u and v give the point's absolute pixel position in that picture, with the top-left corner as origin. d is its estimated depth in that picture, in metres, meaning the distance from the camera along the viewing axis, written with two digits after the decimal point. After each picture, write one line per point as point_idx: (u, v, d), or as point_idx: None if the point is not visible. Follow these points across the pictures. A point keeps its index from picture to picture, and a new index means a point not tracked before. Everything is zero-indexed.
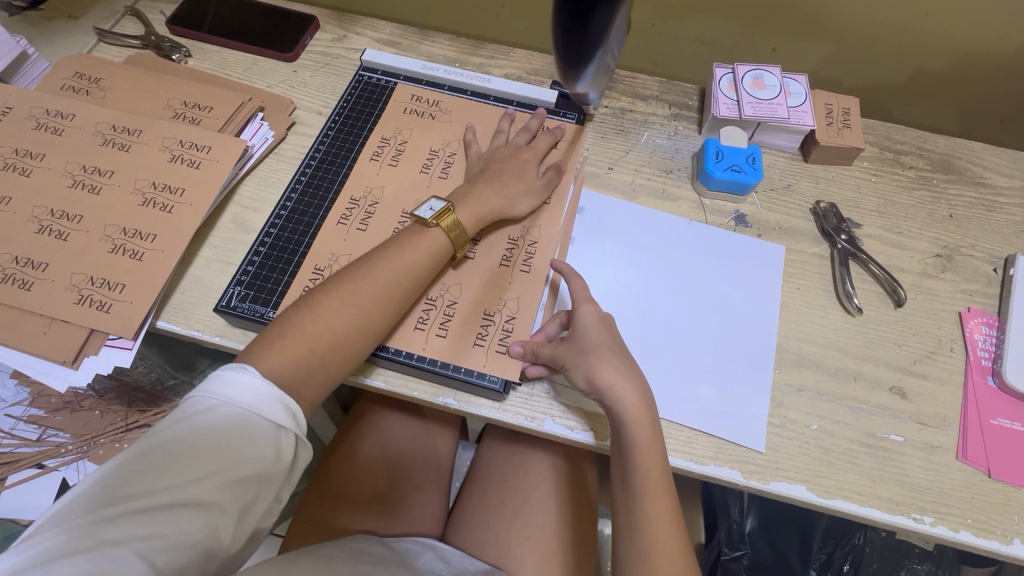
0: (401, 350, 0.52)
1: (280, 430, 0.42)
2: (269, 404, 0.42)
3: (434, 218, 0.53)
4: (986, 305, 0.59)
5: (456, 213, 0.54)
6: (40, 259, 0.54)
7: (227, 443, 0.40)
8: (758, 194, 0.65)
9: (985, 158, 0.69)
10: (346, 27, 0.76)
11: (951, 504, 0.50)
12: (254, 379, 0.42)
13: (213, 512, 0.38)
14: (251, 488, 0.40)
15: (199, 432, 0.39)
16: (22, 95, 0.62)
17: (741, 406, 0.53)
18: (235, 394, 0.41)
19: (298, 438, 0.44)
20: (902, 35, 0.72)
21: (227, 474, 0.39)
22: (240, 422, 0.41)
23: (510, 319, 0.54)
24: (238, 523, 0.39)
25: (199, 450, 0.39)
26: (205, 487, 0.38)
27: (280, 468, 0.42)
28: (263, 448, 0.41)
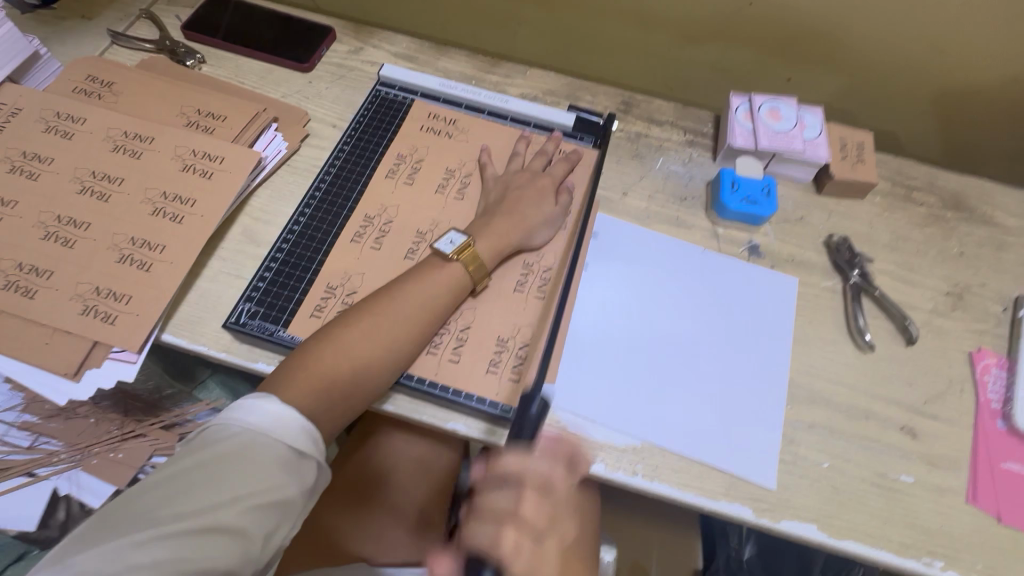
0: (421, 379, 0.51)
1: (302, 457, 0.42)
2: (292, 432, 0.41)
3: (455, 253, 0.53)
4: (995, 345, 0.59)
5: (474, 246, 0.54)
6: (45, 267, 0.53)
7: (249, 471, 0.39)
8: (771, 225, 0.65)
9: (994, 197, 0.69)
10: (362, 39, 0.75)
11: (961, 549, 0.49)
12: (277, 405, 0.42)
13: (238, 540, 0.38)
14: (274, 515, 0.40)
15: (224, 458, 0.39)
16: (32, 97, 0.61)
17: (753, 441, 0.52)
18: (260, 420, 0.41)
19: (320, 464, 0.43)
20: (915, 72, 0.73)
21: (250, 501, 0.39)
22: (263, 450, 0.40)
23: (523, 346, 0.53)
24: (260, 548, 0.39)
25: (224, 476, 0.38)
26: (231, 514, 0.38)
27: (300, 495, 0.41)
28: (286, 476, 0.40)
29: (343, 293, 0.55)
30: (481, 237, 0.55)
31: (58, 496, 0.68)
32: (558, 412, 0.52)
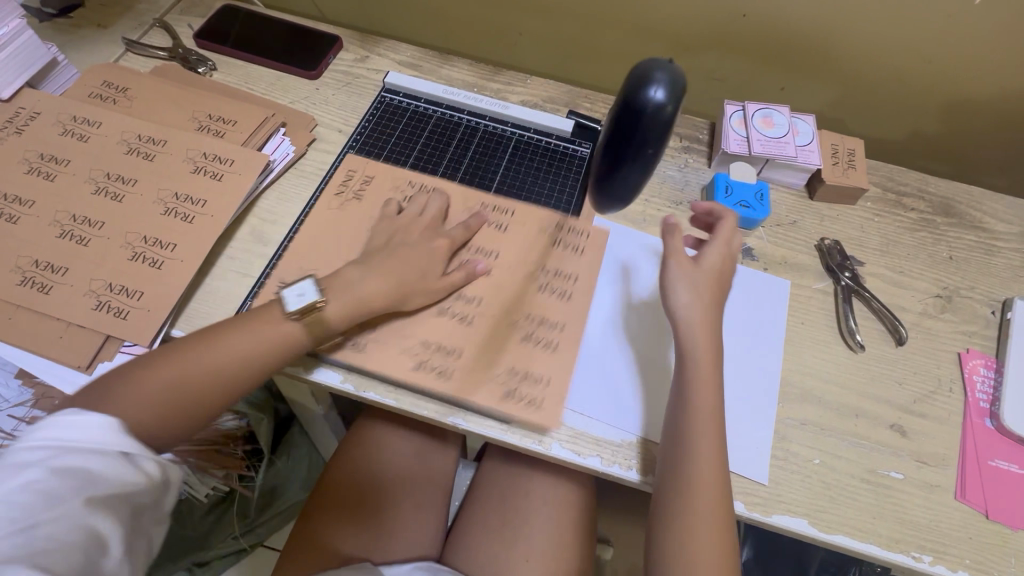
0: (395, 369, 0.53)
1: (139, 459, 0.42)
2: (108, 434, 0.40)
3: (298, 311, 0.51)
4: (984, 347, 0.61)
5: (323, 307, 0.52)
6: (61, 264, 0.54)
7: (76, 479, 0.38)
8: (764, 229, 0.66)
9: (983, 203, 0.71)
10: (368, 48, 0.78)
11: (950, 544, 0.50)
12: (82, 416, 0.40)
13: (86, 543, 0.37)
14: (118, 515, 0.39)
15: (42, 475, 0.37)
16: (50, 101, 0.63)
17: (746, 436, 0.54)
18: (81, 430, 0.40)
19: (159, 460, 0.43)
20: (906, 82, 0.75)
21: (88, 502, 0.38)
22: (93, 457, 0.39)
23: (544, 341, 0.56)
24: (120, 544, 0.39)
25: (55, 491, 0.37)
26: (72, 522, 0.37)
27: (143, 488, 0.41)
28: (126, 475, 0.40)
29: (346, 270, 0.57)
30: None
31: None
32: (557, 407, 0.54)
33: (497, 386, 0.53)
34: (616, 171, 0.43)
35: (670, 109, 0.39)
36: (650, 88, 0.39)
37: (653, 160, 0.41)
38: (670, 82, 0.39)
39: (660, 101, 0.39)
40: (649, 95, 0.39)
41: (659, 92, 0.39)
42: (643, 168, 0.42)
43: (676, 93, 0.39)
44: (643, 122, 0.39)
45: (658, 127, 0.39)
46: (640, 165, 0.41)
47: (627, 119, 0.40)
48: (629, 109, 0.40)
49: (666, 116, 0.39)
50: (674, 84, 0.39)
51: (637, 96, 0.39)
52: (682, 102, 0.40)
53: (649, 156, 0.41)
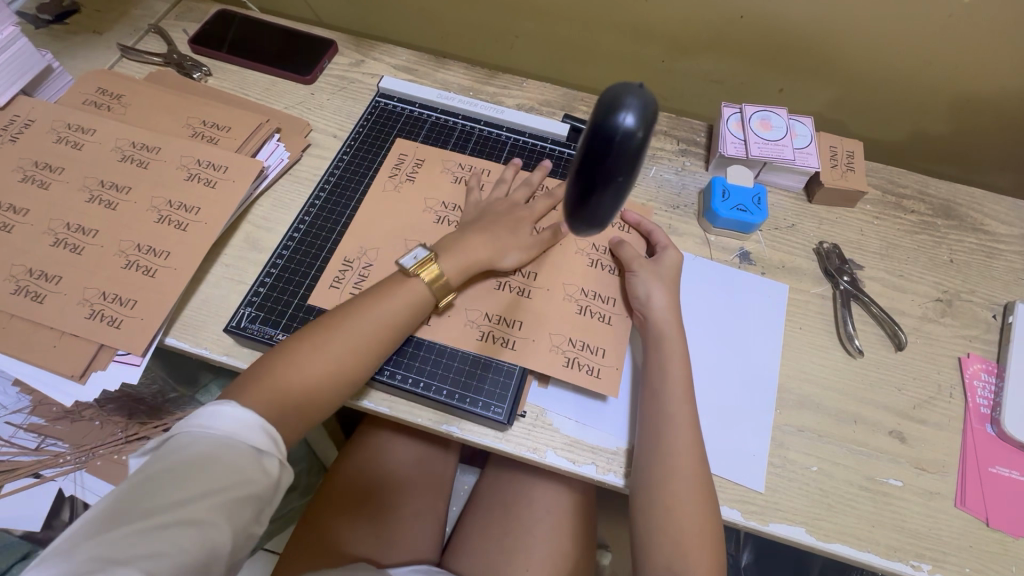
0: (455, 343, 0.54)
1: (265, 457, 0.42)
2: (250, 430, 0.42)
3: (416, 268, 0.53)
4: (985, 351, 0.60)
5: (439, 263, 0.53)
6: (54, 273, 0.54)
7: (214, 469, 0.40)
8: (762, 233, 0.66)
9: (985, 205, 0.70)
10: (363, 52, 0.77)
11: (950, 552, 0.50)
12: (235, 408, 0.42)
13: (205, 533, 0.38)
14: (243, 510, 0.40)
15: (183, 458, 0.40)
16: (45, 109, 0.63)
17: (743, 443, 0.53)
18: (223, 422, 0.42)
19: (283, 461, 0.44)
20: (905, 82, 0.74)
21: (218, 496, 0.39)
22: (226, 450, 0.41)
23: (601, 312, 0.57)
24: (231, 544, 0.40)
25: (189, 478, 0.39)
26: (195, 509, 0.38)
27: (266, 491, 0.42)
28: (250, 473, 0.41)
29: (360, 266, 0.58)
30: (474, 244, 0.56)
31: (63, 497, 0.69)
32: (551, 414, 0.53)
33: (560, 354, 0.54)
34: (576, 216, 0.32)
35: (642, 135, 0.28)
36: (616, 110, 0.28)
37: (620, 201, 0.31)
38: (640, 100, 0.28)
39: (631, 126, 0.28)
40: (614, 119, 0.28)
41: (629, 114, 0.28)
42: (610, 211, 0.31)
43: (648, 116, 0.28)
44: (609, 155, 0.28)
45: (629, 161, 0.29)
46: (604, 208, 0.31)
47: (587, 150, 0.29)
48: (589, 137, 0.29)
49: (637, 146, 0.28)
50: (645, 103, 0.28)
51: (599, 120, 0.28)
52: (656, 125, 0.29)
53: (618, 198, 0.30)
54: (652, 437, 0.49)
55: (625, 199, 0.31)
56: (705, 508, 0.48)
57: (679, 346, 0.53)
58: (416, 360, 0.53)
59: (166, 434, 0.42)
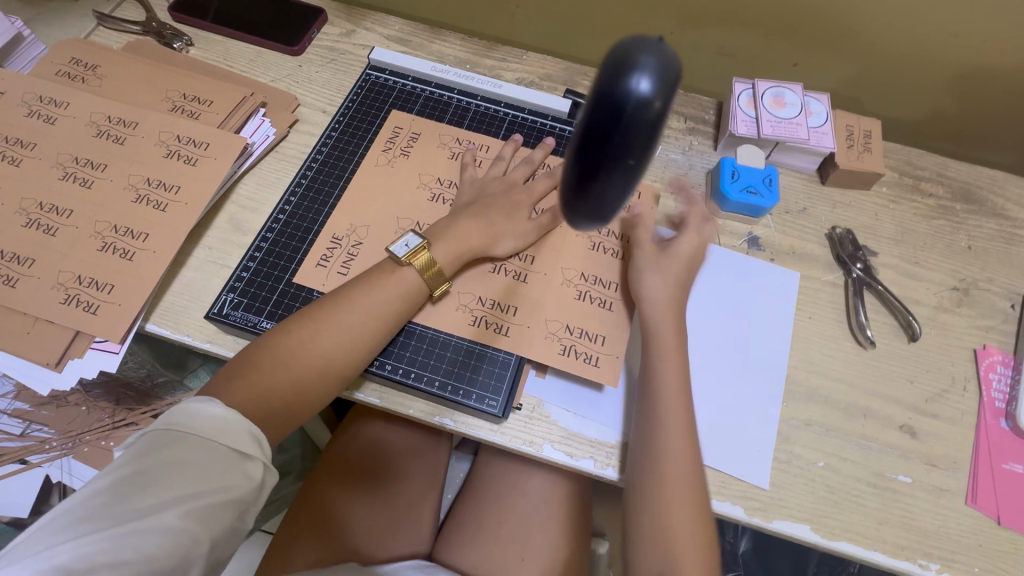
0: (447, 330, 0.52)
1: (247, 460, 0.40)
2: (232, 432, 0.40)
3: (407, 256, 0.50)
4: (1002, 342, 0.58)
5: (431, 250, 0.51)
6: (27, 255, 0.52)
7: (191, 472, 0.38)
8: (772, 216, 0.63)
9: (1006, 189, 0.67)
10: (355, 21, 0.73)
11: (959, 551, 0.48)
12: (216, 407, 0.41)
13: (182, 541, 0.36)
14: (223, 515, 0.39)
15: (160, 460, 0.38)
16: (15, 79, 0.60)
17: (745, 437, 0.51)
18: (202, 422, 0.40)
19: (268, 464, 0.42)
20: (928, 57, 0.70)
21: (194, 500, 0.37)
22: (205, 453, 0.39)
23: (601, 297, 0.54)
24: (208, 549, 0.38)
25: (163, 483, 0.37)
26: (171, 516, 0.36)
27: (248, 494, 0.40)
28: (231, 476, 0.39)
29: (349, 244, 0.55)
30: (466, 227, 0.53)
31: (50, 483, 0.68)
32: (548, 406, 0.51)
33: (557, 342, 0.52)
34: (574, 209, 0.27)
35: (657, 106, 0.24)
36: (626, 74, 0.24)
37: (630, 186, 0.26)
38: (658, 64, 0.24)
39: (645, 95, 0.24)
40: (624, 84, 0.24)
41: (642, 78, 0.24)
42: (617, 201, 0.27)
43: (666, 84, 0.24)
44: (619, 129, 0.24)
45: (641, 136, 0.24)
46: (609, 196, 0.26)
47: (588, 123, 0.25)
48: (592, 108, 0.25)
49: (651, 120, 0.24)
50: (663, 67, 0.24)
51: (606, 85, 0.24)
52: (674, 97, 0.25)
53: (628, 179, 0.26)
54: (651, 432, 0.47)
55: (639, 183, 0.26)
56: (706, 506, 0.46)
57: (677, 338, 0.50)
58: (410, 347, 0.51)
59: (144, 431, 0.40)
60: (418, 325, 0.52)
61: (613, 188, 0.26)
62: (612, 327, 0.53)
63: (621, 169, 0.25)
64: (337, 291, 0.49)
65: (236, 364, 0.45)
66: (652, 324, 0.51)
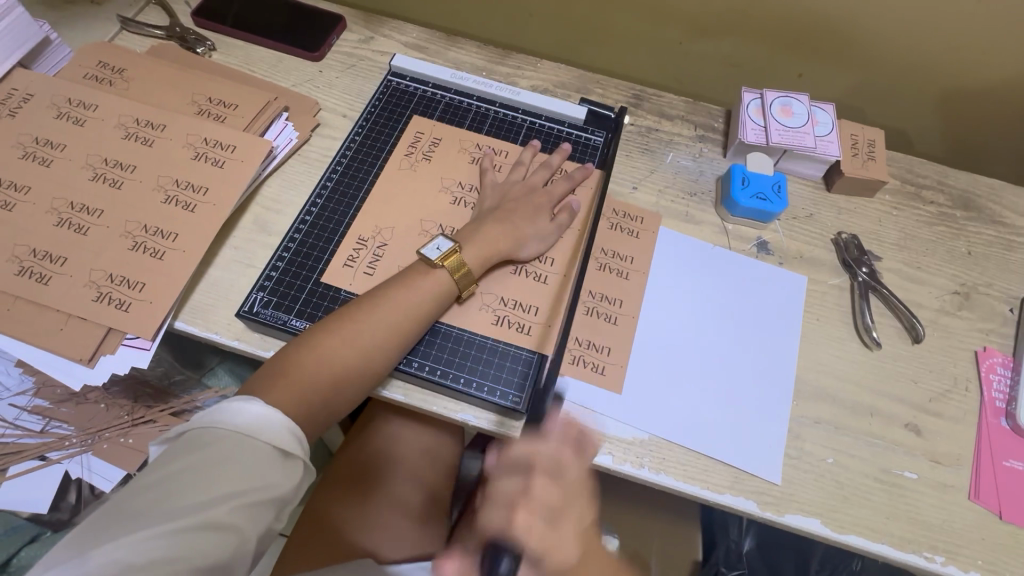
0: (473, 329, 0.53)
1: (288, 460, 0.42)
2: (274, 432, 0.41)
3: (440, 260, 0.52)
4: (1001, 344, 0.60)
5: (462, 254, 0.53)
6: (59, 254, 0.53)
7: (237, 471, 0.39)
8: (780, 222, 0.65)
9: (1004, 197, 0.69)
10: (373, 29, 0.75)
11: (963, 545, 0.50)
12: (259, 407, 0.42)
13: (229, 538, 0.38)
14: (266, 512, 0.40)
15: (207, 459, 0.39)
16: (44, 82, 0.61)
17: (758, 434, 0.53)
18: (246, 423, 0.41)
19: (306, 463, 0.43)
20: (929, 69, 0.72)
21: (239, 499, 0.39)
22: (250, 453, 0.40)
23: (608, 313, 0.56)
24: (251, 544, 0.40)
25: (211, 482, 0.38)
26: (219, 514, 0.38)
27: (288, 492, 0.42)
28: (273, 476, 0.41)
29: (375, 245, 0.57)
30: (489, 229, 0.55)
31: (69, 479, 0.69)
32: (567, 403, 0.53)
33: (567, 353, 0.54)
34: None
35: None
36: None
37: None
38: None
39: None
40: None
41: None
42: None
43: None
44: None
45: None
46: None
47: None
48: None
49: None
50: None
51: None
52: None
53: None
54: None
55: None
56: None
57: None
58: (438, 346, 0.53)
59: (187, 428, 0.41)
60: (445, 323, 0.54)
61: None
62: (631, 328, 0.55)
63: None
64: (371, 292, 0.51)
65: (272, 362, 0.47)
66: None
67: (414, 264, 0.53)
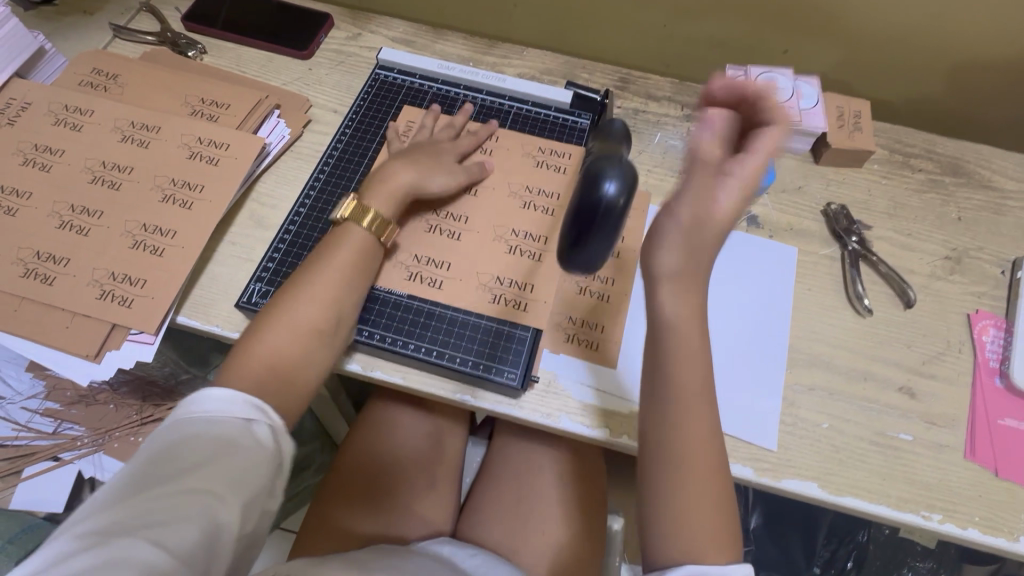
0: (467, 311, 0.55)
1: (257, 427, 0.43)
2: (238, 403, 0.43)
3: (343, 214, 0.53)
4: (993, 307, 0.60)
5: (362, 204, 0.53)
6: (63, 255, 0.54)
7: (206, 443, 0.40)
8: (769, 196, 0.65)
9: (992, 162, 0.69)
10: (360, 25, 0.76)
11: (959, 502, 0.51)
12: (221, 388, 0.43)
13: (206, 502, 0.39)
14: (244, 478, 0.41)
15: (176, 438, 0.41)
16: (41, 90, 0.62)
17: (755, 406, 0.54)
18: (210, 402, 0.42)
19: (279, 429, 0.44)
20: (915, 38, 0.72)
21: (214, 467, 0.40)
22: (216, 425, 0.41)
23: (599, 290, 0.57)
24: (238, 510, 0.40)
25: (182, 455, 0.40)
26: (192, 483, 0.39)
27: (264, 458, 0.42)
28: (245, 443, 0.42)
29: None
30: None
31: (83, 479, 0.70)
32: (563, 380, 0.54)
33: (561, 330, 0.55)
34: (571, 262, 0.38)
35: (623, 201, 0.36)
36: (603, 181, 0.35)
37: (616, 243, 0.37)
38: (618, 171, 0.36)
39: (612, 192, 0.35)
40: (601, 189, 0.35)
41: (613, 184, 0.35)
42: (610, 250, 0.37)
43: (628, 185, 0.36)
44: (600, 215, 0.35)
45: (616, 222, 0.36)
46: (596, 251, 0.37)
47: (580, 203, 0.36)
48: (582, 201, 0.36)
49: (620, 210, 0.36)
50: (625, 173, 0.36)
51: (591, 191, 0.36)
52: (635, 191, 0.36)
53: (610, 245, 0.37)
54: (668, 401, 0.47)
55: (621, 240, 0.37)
56: None
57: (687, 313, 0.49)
58: (435, 329, 0.54)
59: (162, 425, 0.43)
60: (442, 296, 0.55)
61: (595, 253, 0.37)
62: (613, 313, 0.56)
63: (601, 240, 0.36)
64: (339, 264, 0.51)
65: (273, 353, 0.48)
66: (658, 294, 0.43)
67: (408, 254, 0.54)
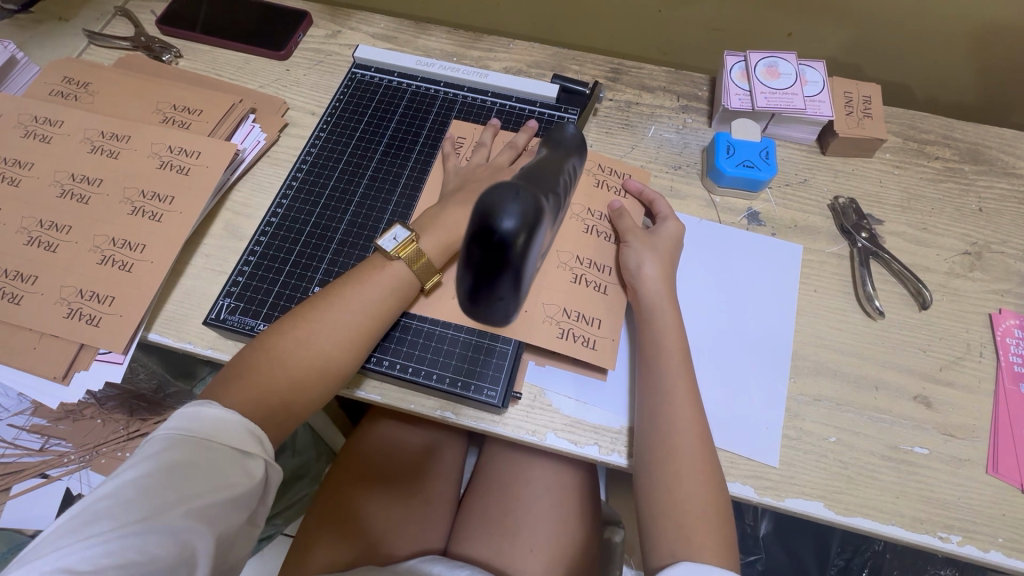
0: (446, 322, 0.52)
1: (248, 460, 0.40)
2: (233, 431, 0.40)
3: (398, 251, 0.49)
4: (1018, 306, 0.55)
5: (419, 243, 0.50)
6: (30, 273, 0.53)
7: (192, 473, 0.38)
8: (771, 190, 0.61)
9: (1017, 147, 0.64)
10: (339, 22, 0.73)
11: (980, 522, 0.47)
12: (215, 409, 0.41)
13: (184, 540, 0.36)
14: (227, 513, 0.39)
15: (162, 463, 0.38)
16: (10, 103, 0.61)
17: (756, 417, 0.50)
18: (203, 425, 0.40)
19: (269, 462, 0.42)
20: (930, 15, 0.67)
21: (197, 500, 0.37)
22: (205, 452, 0.39)
23: (596, 281, 0.53)
24: (216, 547, 0.38)
25: (164, 485, 0.37)
26: (174, 517, 0.36)
27: (250, 492, 0.40)
28: (232, 476, 0.39)
29: (344, 242, 0.56)
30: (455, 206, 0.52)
31: (71, 495, 0.69)
32: (549, 394, 0.51)
33: (554, 326, 0.51)
34: (476, 310, 0.29)
35: (524, 239, 0.25)
36: (496, 213, 0.25)
37: (521, 292, 0.28)
38: (518, 198, 0.25)
39: (511, 230, 0.25)
40: (490, 227, 0.25)
41: (506, 218, 0.25)
42: (512, 307, 0.29)
43: (529, 218, 0.25)
44: (496, 260, 0.25)
45: (517, 265, 0.26)
46: (500, 299, 0.27)
47: (468, 248, 0.26)
48: (470, 246, 0.26)
49: (520, 252, 0.25)
50: (525, 200, 0.25)
51: (477, 224, 0.25)
52: (542, 225, 0.26)
53: (516, 292, 0.28)
54: (653, 413, 0.46)
55: (528, 281, 0.28)
56: (715, 489, 0.44)
57: (675, 322, 0.49)
58: (411, 343, 0.51)
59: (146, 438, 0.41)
60: (426, 296, 0.52)
61: (500, 304, 0.28)
62: (609, 308, 0.52)
63: (501, 290, 0.27)
64: (326, 288, 0.49)
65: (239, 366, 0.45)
66: (651, 311, 0.50)
67: (375, 256, 0.51)
